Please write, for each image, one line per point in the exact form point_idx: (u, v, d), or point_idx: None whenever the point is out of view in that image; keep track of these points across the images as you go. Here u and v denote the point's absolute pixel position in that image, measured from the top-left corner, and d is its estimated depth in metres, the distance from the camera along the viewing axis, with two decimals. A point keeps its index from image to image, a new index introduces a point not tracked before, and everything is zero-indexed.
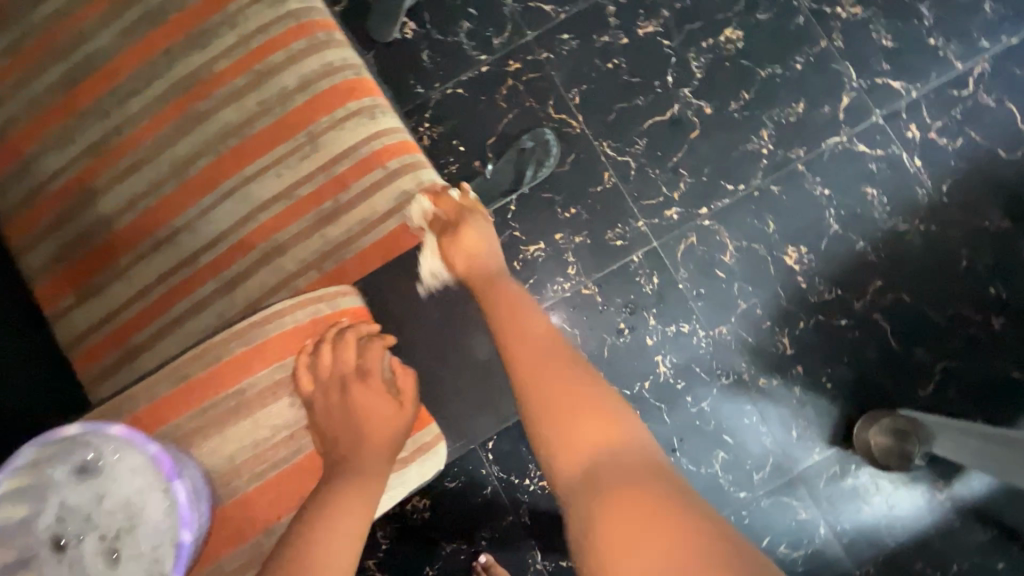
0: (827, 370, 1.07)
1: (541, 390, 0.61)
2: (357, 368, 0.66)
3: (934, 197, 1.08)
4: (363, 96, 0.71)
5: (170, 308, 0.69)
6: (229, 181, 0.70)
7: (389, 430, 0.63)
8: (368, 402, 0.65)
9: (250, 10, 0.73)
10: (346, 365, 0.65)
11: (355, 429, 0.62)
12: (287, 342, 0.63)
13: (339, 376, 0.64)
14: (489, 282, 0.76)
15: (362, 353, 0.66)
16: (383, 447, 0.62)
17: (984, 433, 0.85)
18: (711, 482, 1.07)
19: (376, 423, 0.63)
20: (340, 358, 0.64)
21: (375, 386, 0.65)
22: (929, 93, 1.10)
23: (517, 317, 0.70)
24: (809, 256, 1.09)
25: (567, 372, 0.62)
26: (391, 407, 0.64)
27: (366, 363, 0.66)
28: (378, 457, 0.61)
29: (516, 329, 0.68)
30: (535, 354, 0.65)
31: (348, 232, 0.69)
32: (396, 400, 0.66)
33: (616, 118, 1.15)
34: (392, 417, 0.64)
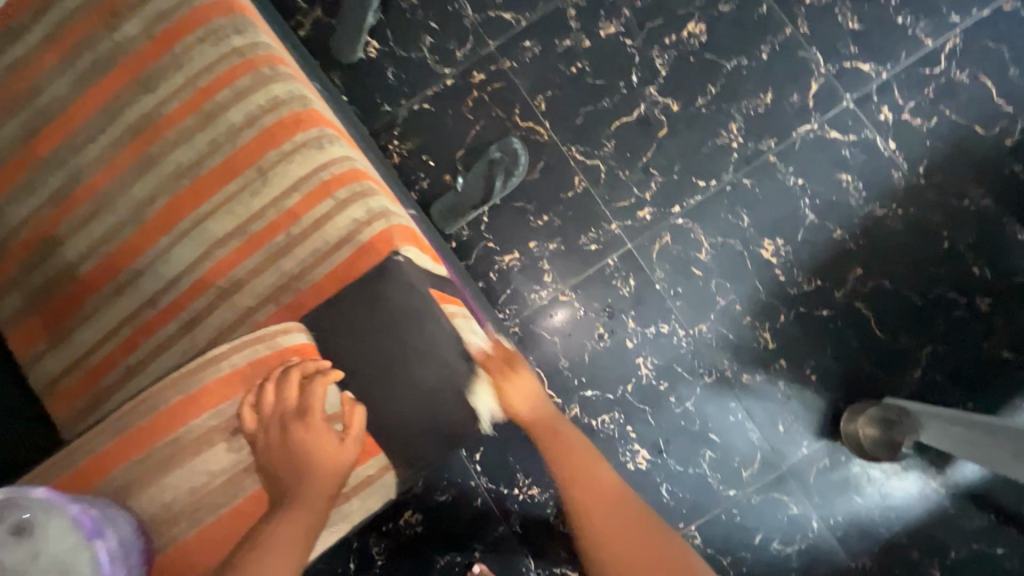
0: (811, 361, 1.06)
1: (614, 544, 0.60)
2: (298, 407, 0.62)
3: (911, 180, 1.06)
4: (309, 127, 0.72)
5: (134, 350, 0.70)
6: (185, 221, 0.71)
7: (332, 466, 0.61)
8: (308, 441, 0.61)
9: (195, 50, 0.73)
10: (289, 404, 0.62)
11: (296, 465, 0.60)
12: (236, 381, 0.63)
13: (281, 416, 0.62)
14: (552, 433, 0.72)
15: (305, 390, 0.63)
16: (327, 482, 0.60)
17: (970, 420, 0.84)
18: (700, 482, 1.06)
19: (318, 460, 0.61)
20: (283, 397, 0.62)
21: (319, 424, 0.62)
22: (900, 74, 1.08)
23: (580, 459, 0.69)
24: (786, 247, 1.08)
25: (639, 526, 0.61)
26: (333, 444, 0.62)
27: (308, 400, 0.62)
28: (320, 495, 0.60)
29: (582, 478, 0.66)
30: (606, 503, 0.63)
31: (301, 264, 0.69)
32: (339, 437, 0.62)
33: (584, 122, 1.14)
34: (334, 455, 0.61)
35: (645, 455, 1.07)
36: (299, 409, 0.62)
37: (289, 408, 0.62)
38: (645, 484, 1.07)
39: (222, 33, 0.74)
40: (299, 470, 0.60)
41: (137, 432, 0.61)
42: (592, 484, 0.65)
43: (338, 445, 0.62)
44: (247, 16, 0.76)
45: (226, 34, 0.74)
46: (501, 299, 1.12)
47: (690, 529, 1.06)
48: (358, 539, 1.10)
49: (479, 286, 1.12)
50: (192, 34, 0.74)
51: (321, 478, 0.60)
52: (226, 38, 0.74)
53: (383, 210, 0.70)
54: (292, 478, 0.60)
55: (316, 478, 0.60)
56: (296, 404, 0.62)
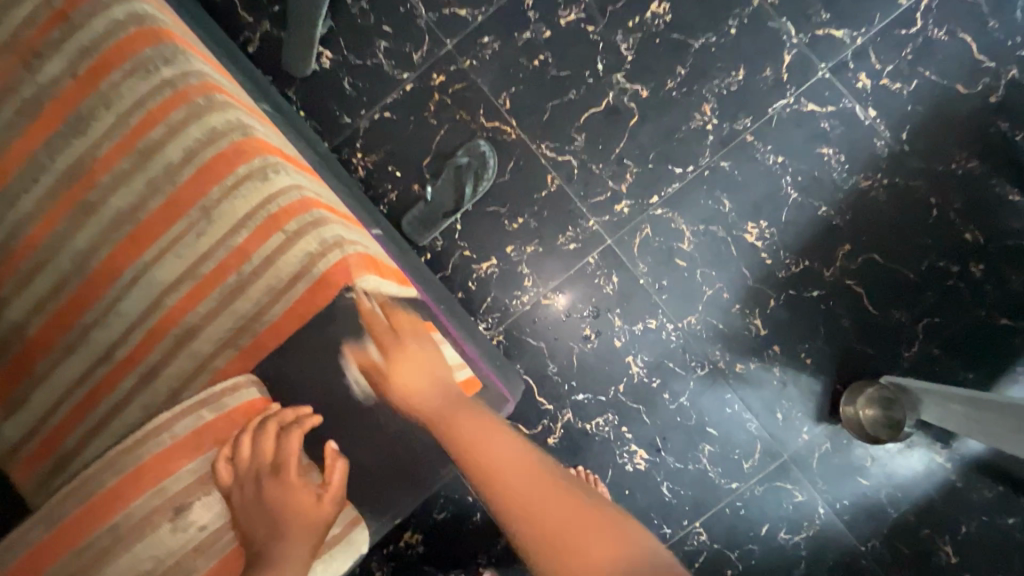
0: (805, 345, 1.03)
1: (538, 523, 0.51)
2: (274, 462, 0.61)
3: (894, 147, 1.02)
4: (252, 157, 0.68)
5: (94, 409, 0.67)
6: (131, 269, 0.67)
7: (311, 521, 0.60)
8: (285, 498, 0.60)
9: (123, 85, 0.69)
10: (263, 459, 0.61)
11: (273, 522, 0.59)
12: (204, 437, 0.61)
13: (256, 470, 0.60)
14: (449, 417, 0.63)
15: (281, 443, 0.61)
16: (306, 538, 0.59)
17: (968, 395, 0.81)
18: (702, 478, 1.04)
19: (296, 516, 0.59)
20: (258, 452, 0.61)
21: (297, 478, 0.61)
22: (876, 37, 1.03)
23: (485, 440, 0.60)
24: (771, 229, 1.04)
25: (557, 495, 0.54)
26: (311, 499, 0.61)
27: (284, 453, 0.61)
28: (297, 551, 0.57)
29: (494, 466, 0.57)
30: (514, 475, 0.56)
31: (256, 304, 0.65)
32: (317, 492, 0.61)
33: (551, 117, 1.09)
34: (312, 511, 0.60)
35: (642, 455, 1.05)
36: (274, 463, 0.61)
37: (264, 463, 0.60)
38: (645, 484, 1.05)
39: (151, 65, 0.69)
40: (277, 526, 0.58)
41: (90, 506, 0.56)
42: (499, 463, 0.57)
43: (315, 500, 0.61)
44: (177, 44, 0.71)
45: (155, 65, 0.69)
46: (481, 308, 1.09)
47: (695, 526, 1.04)
48: (361, 565, 1.09)
49: (458, 297, 1.09)
50: (119, 68, 0.69)
51: (300, 534, 0.59)
52: (155, 70, 0.69)
53: (336, 239, 0.66)
54: (268, 533, 0.58)
55: (295, 533, 0.58)
56: (271, 458, 0.61)
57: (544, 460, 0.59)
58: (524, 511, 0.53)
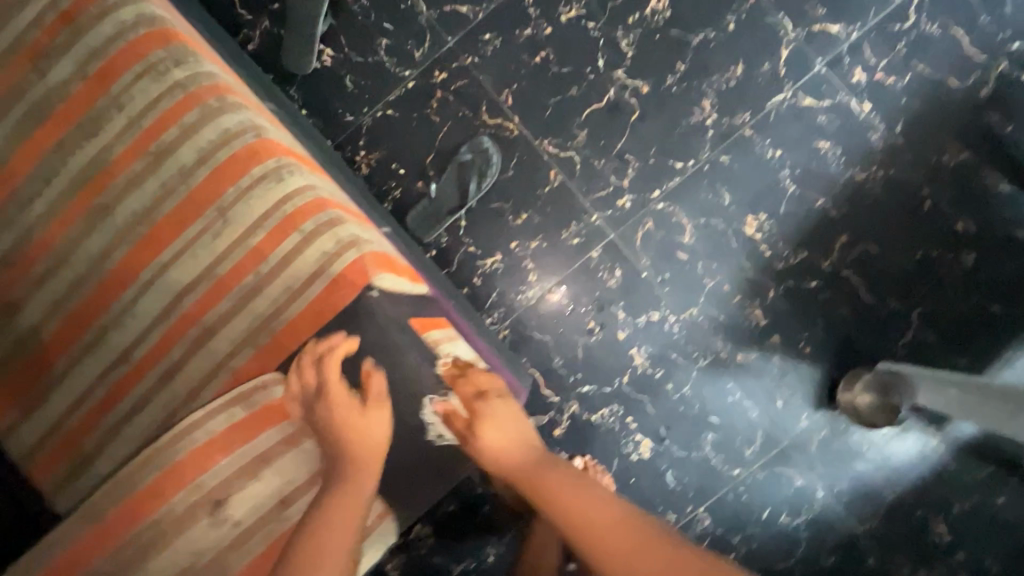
0: (804, 334, 1.05)
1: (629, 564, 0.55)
2: (316, 386, 0.64)
3: (889, 140, 1.04)
4: (266, 158, 0.68)
5: (112, 409, 0.68)
6: (147, 271, 0.68)
7: (365, 433, 0.63)
8: (334, 417, 0.63)
9: (134, 87, 0.69)
10: (308, 385, 0.64)
11: (331, 438, 0.63)
12: (235, 435, 0.62)
13: (303, 395, 0.64)
14: (535, 472, 0.68)
15: (318, 370, 0.64)
16: (368, 450, 0.63)
17: (957, 380, 0.85)
18: (705, 465, 1.06)
19: (348, 431, 0.62)
20: (302, 378, 0.64)
21: (339, 399, 0.63)
22: (870, 32, 1.05)
23: (573, 493, 0.64)
24: (770, 222, 1.06)
25: (645, 536, 0.57)
26: (356, 414, 0.63)
27: (323, 379, 0.64)
28: (364, 461, 0.62)
29: (589, 518, 0.60)
30: (602, 520, 0.60)
31: (273, 303, 0.66)
32: (360, 404, 0.64)
33: (553, 113, 1.11)
34: (362, 424, 0.63)
35: (647, 444, 1.07)
36: (316, 387, 0.64)
37: (309, 388, 0.64)
38: (649, 472, 1.07)
39: (161, 66, 0.69)
40: (335, 441, 0.63)
41: (125, 508, 0.59)
42: (597, 519, 0.60)
43: (361, 412, 0.64)
44: (188, 45, 0.72)
45: (165, 67, 0.70)
46: (487, 303, 1.11)
47: (698, 512, 1.07)
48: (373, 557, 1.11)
49: (464, 292, 1.11)
50: (129, 70, 0.69)
51: (358, 447, 0.62)
52: (165, 71, 0.69)
53: (353, 238, 0.67)
54: (331, 447, 0.63)
55: (355, 449, 0.62)
56: (313, 383, 0.64)
57: (630, 506, 0.62)
58: (614, 553, 0.57)
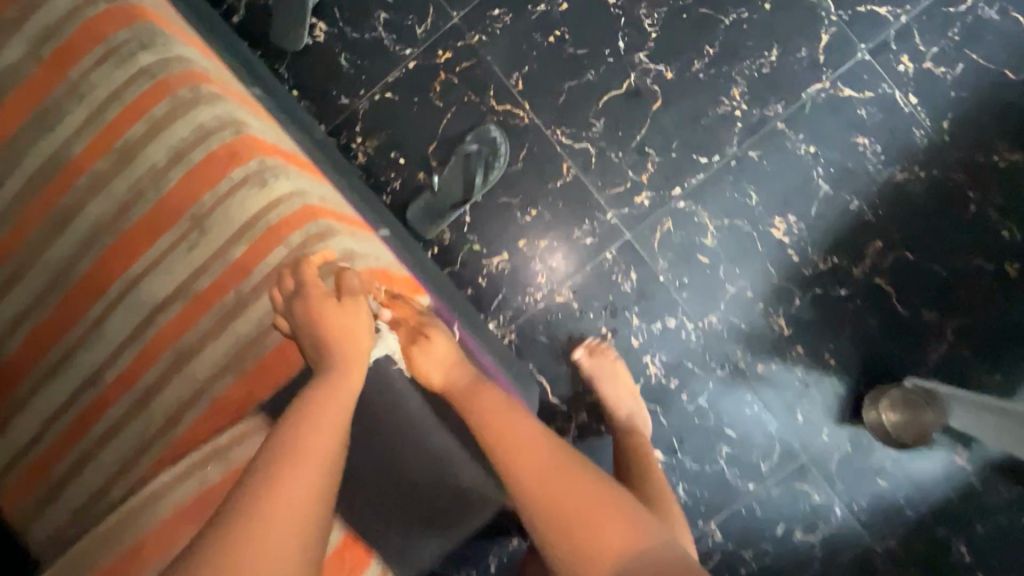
0: (829, 346, 0.99)
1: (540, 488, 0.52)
2: (294, 286, 0.56)
3: (934, 137, 0.96)
4: (247, 159, 0.60)
5: (82, 437, 0.61)
6: (117, 285, 0.61)
7: (347, 329, 0.55)
8: (311, 314, 0.54)
9: (95, 74, 0.60)
10: (288, 288, 0.56)
11: (312, 339, 0.54)
12: (202, 504, 0.54)
13: (283, 300, 0.56)
14: (470, 392, 0.61)
15: (296, 271, 0.56)
16: (353, 346, 0.54)
17: (1002, 408, 0.78)
18: (719, 479, 1.01)
19: (328, 328, 0.54)
20: (284, 282, 0.56)
21: (315, 294, 0.54)
22: (920, 16, 0.95)
23: (505, 415, 0.58)
24: (800, 224, 0.98)
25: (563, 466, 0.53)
26: (334, 308, 0.55)
27: (303, 278, 0.56)
28: (349, 355, 0.53)
29: (518, 444, 0.55)
30: (527, 447, 0.55)
31: (258, 325, 0.59)
32: (337, 300, 0.55)
33: (567, 100, 1.01)
34: (344, 319, 0.55)
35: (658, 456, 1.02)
36: (293, 287, 0.55)
37: (288, 290, 0.56)
38: None
39: (125, 50, 0.61)
40: (317, 340, 0.54)
41: None
42: (518, 442, 0.55)
43: (338, 305, 0.55)
44: (157, 25, 0.63)
45: (130, 50, 0.61)
46: (492, 306, 1.04)
47: (710, 527, 1.02)
48: None
49: (468, 293, 1.03)
50: (89, 53, 0.60)
51: (342, 342, 0.54)
52: (130, 56, 0.61)
53: (347, 253, 0.60)
54: (314, 343, 0.54)
55: (339, 343, 0.54)
56: (292, 284, 0.56)
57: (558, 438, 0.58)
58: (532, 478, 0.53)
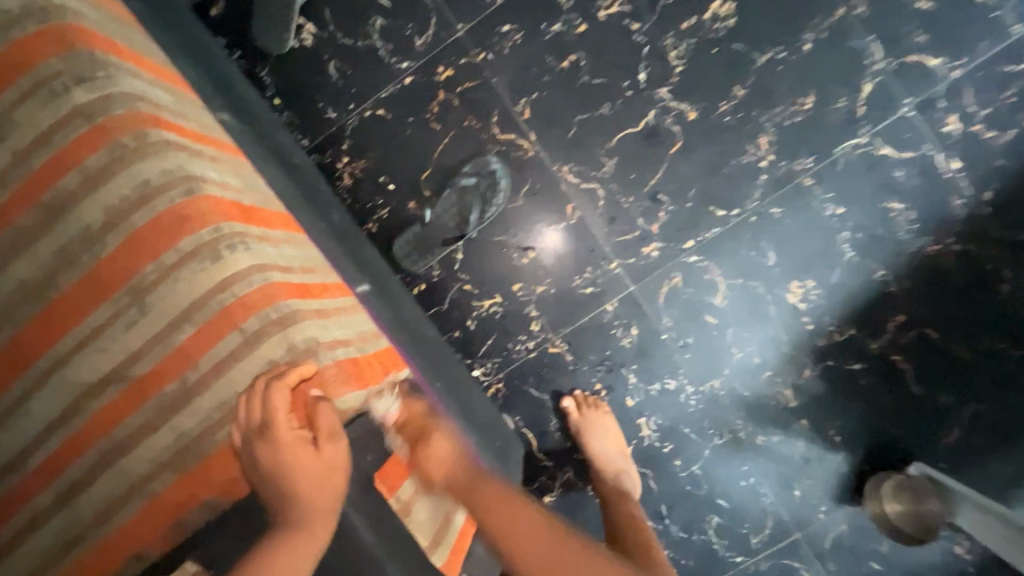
0: (836, 422, 0.93)
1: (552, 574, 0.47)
2: (259, 420, 0.45)
3: (974, 208, 0.87)
4: (197, 227, 0.51)
5: (5, 525, 0.54)
6: (41, 361, 0.52)
7: (316, 477, 0.45)
8: (279, 460, 0.45)
9: (22, 110, 0.51)
10: (252, 418, 0.46)
11: (275, 485, 0.45)
12: None
13: (243, 433, 0.46)
14: (476, 484, 0.54)
15: (264, 396, 0.45)
16: (322, 493, 0.44)
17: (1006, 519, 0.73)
18: (705, 549, 0.96)
19: (295, 479, 0.44)
20: (248, 410, 0.46)
21: (288, 433, 0.45)
22: (976, 71, 0.86)
23: (508, 507, 0.52)
24: (818, 290, 0.91)
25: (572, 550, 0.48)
26: (306, 455, 0.45)
27: (269, 411, 0.45)
28: (315, 507, 0.44)
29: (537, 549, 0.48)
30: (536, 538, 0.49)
31: (203, 421, 0.51)
32: (312, 441, 0.46)
33: (577, 134, 0.92)
34: (313, 465, 0.45)
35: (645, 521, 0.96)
36: (259, 422, 0.45)
37: (250, 422, 0.46)
38: None
39: (57, 84, 0.51)
40: (279, 489, 0.45)
41: None
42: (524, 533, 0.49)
43: (312, 452, 0.45)
44: (99, 53, 0.53)
45: (62, 85, 0.51)
46: (480, 351, 0.96)
47: None
48: None
49: (454, 336, 0.96)
50: (15, 86, 0.51)
51: (311, 489, 0.44)
52: (62, 91, 0.51)
53: (309, 345, 0.51)
54: (275, 491, 0.45)
55: (304, 492, 0.44)
56: (258, 416, 0.46)
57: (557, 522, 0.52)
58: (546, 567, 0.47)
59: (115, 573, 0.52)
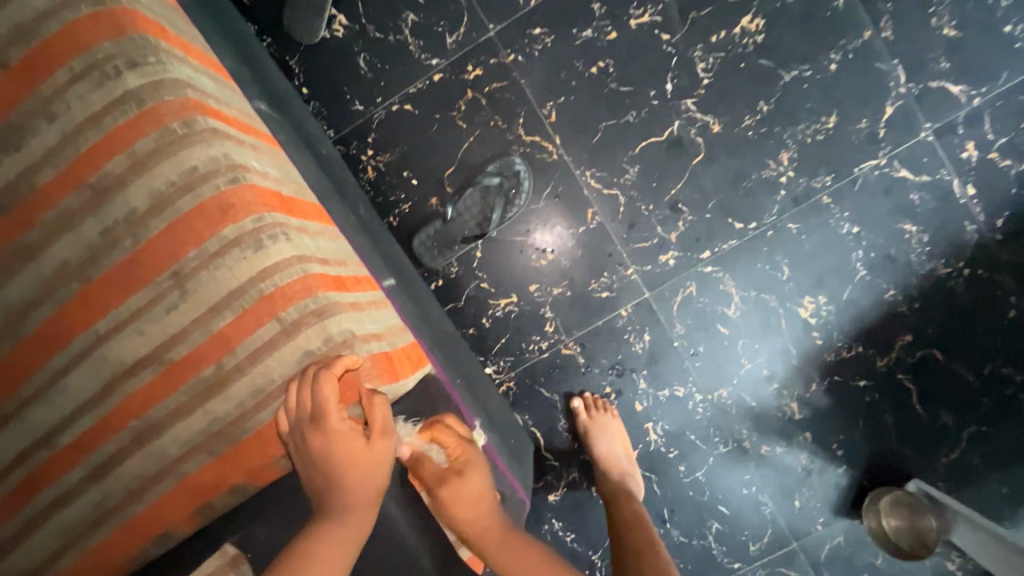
0: (839, 436, 0.95)
1: (508, 545, 0.55)
2: (312, 411, 0.47)
3: (985, 234, 0.89)
4: (242, 216, 0.52)
5: (30, 500, 0.55)
6: (79, 340, 0.53)
7: (366, 470, 0.47)
8: (329, 451, 0.47)
9: (72, 91, 0.52)
10: (303, 407, 0.47)
11: (323, 472, 0.47)
12: None
13: (294, 420, 0.47)
14: (462, 485, 0.55)
15: (314, 388, 0.46)
16: (367, 487, 0.47)
17: (999, 536, 0.75)
18: (704, 553, 0.98)
19: (344, 470, 0.47)
20: (300, 398, 0.47)
21: (341, 427, 0.47)
22: (996, 100, 0.88)
23: (480, 503, 0.56)
24: (829, 307, 0.92)
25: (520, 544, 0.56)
26: (359, 447, 0.47)
27: (320, 402, 0.46)
28: (358, 501, 0.47)
29: None
30: (493, 527, 0.56)
31: (238, 407, 0.52)
32: (365, 435, 0.48)
33: (602, 139, 0.93)
34: (363, 459, 0.47)
35: None
36: (311, 412, 0.46)
37: (302, 412, 0.47)
38: None
39: (108, 67, 0.51)
40: (326, 477, 0.47)
41: None
42: (485, 514, 0.56)
43: (365, 445, 0.48)
44: (150, 37, 0.53)
45: (114, 68, 0.52)
46: (493, 349, 0.97)
47: None
48: None
49: (468, 333, 0.97)
50: (66, 66, 0.52)
51: (356, 484, 0.47)
52: (114, 75, 0.51)
53: (345, 337, 0.52)
54: (321, 478, 0.47)
55: (351, 485, 0.47)
56: (309, 406, 0.47)
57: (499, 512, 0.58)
58: (507, 538, 0.56)
59: (140, 550, 0.53)
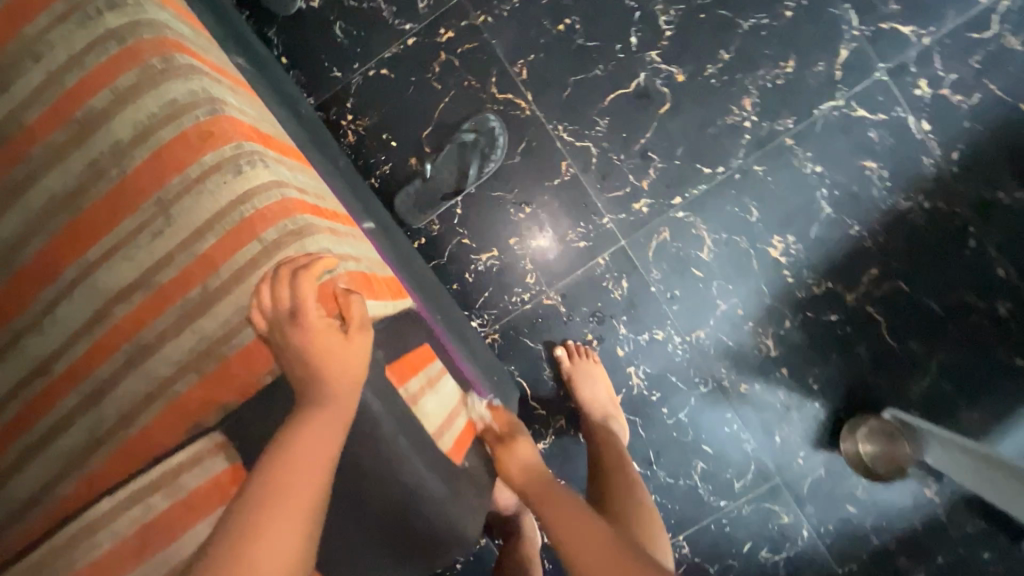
0: (814, 371, 0.98)
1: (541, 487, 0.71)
2: (288, 308, 0.50)
3: (942, 167, 0.93)
4: (220, 143, 0.55)
5: (30, 425, 0.58)
6: (71, 269, 0.56)
7: (347, 360, 0.51)
8: (308, 344, 0.50)
9: (57, 32, 0.55)
10: (279, 304, 0.50)
11: (304, 366, 0.50)
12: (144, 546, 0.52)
13: (272, 318, 0.50)
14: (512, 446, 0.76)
15: (292, 283, 0.50)
16: (347, 376, 0.50)
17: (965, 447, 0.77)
18: (690, 493, 1.01)
19: (325, 361, 0.50)
20: (274, 297, 0.50)
21: (316, 323, 0.50)
22: (944, 38, 0.92)
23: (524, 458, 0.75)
24: (797, 245, 0.96)
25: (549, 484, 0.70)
26: (337, 340, 0.51)
27: (298, 297, 0.50)
28: (340, 388, 0.50)
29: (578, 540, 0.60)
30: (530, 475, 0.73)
31: (223, 325, 0.53)
32: (341, 330, 0.52)
33: (572, 94, 0.96)
34: (341, 349, 0.51)
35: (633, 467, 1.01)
36: (289, 308, 0.49)
37: (280, 309, 0.50)
38: None
39: (90, 9, 0.55)
40: (306, 369, 0.50)
41: None
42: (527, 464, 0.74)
43: (342, 338, 0.51)
44: None
45: (96, 10, 0.55)
46: (477, 303, 1.00)
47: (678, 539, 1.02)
48: None
49: (452, 289, 1.00)
50: (52, 10, 0.56)
51: (336, 375, 0.50)
52: (95, 16, 0.55)
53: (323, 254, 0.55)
54: (302, 371, 0.50)
55: (332, 375, 0.50)
56: (286, 303, 0.50)
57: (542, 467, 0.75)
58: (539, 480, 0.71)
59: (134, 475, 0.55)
